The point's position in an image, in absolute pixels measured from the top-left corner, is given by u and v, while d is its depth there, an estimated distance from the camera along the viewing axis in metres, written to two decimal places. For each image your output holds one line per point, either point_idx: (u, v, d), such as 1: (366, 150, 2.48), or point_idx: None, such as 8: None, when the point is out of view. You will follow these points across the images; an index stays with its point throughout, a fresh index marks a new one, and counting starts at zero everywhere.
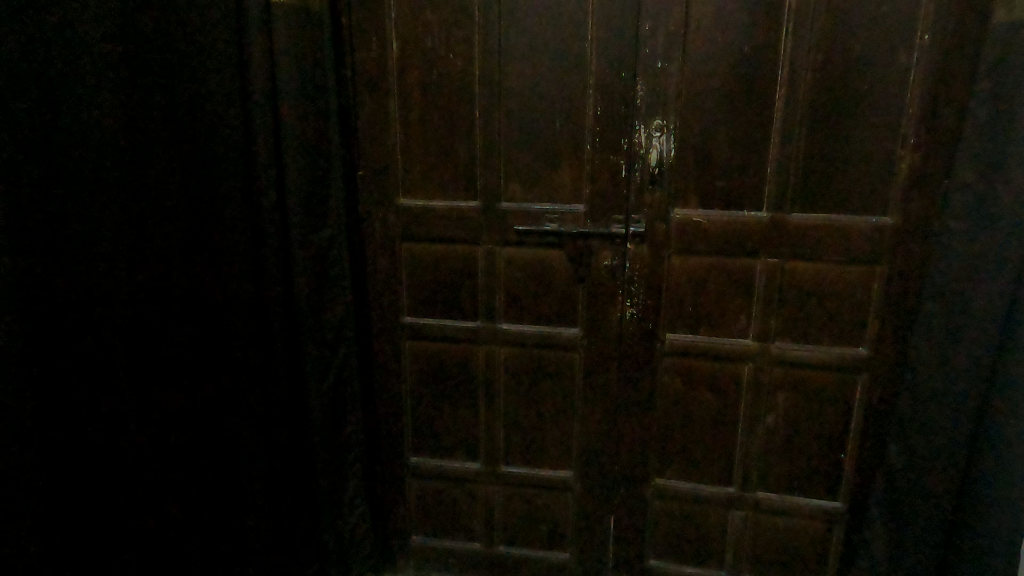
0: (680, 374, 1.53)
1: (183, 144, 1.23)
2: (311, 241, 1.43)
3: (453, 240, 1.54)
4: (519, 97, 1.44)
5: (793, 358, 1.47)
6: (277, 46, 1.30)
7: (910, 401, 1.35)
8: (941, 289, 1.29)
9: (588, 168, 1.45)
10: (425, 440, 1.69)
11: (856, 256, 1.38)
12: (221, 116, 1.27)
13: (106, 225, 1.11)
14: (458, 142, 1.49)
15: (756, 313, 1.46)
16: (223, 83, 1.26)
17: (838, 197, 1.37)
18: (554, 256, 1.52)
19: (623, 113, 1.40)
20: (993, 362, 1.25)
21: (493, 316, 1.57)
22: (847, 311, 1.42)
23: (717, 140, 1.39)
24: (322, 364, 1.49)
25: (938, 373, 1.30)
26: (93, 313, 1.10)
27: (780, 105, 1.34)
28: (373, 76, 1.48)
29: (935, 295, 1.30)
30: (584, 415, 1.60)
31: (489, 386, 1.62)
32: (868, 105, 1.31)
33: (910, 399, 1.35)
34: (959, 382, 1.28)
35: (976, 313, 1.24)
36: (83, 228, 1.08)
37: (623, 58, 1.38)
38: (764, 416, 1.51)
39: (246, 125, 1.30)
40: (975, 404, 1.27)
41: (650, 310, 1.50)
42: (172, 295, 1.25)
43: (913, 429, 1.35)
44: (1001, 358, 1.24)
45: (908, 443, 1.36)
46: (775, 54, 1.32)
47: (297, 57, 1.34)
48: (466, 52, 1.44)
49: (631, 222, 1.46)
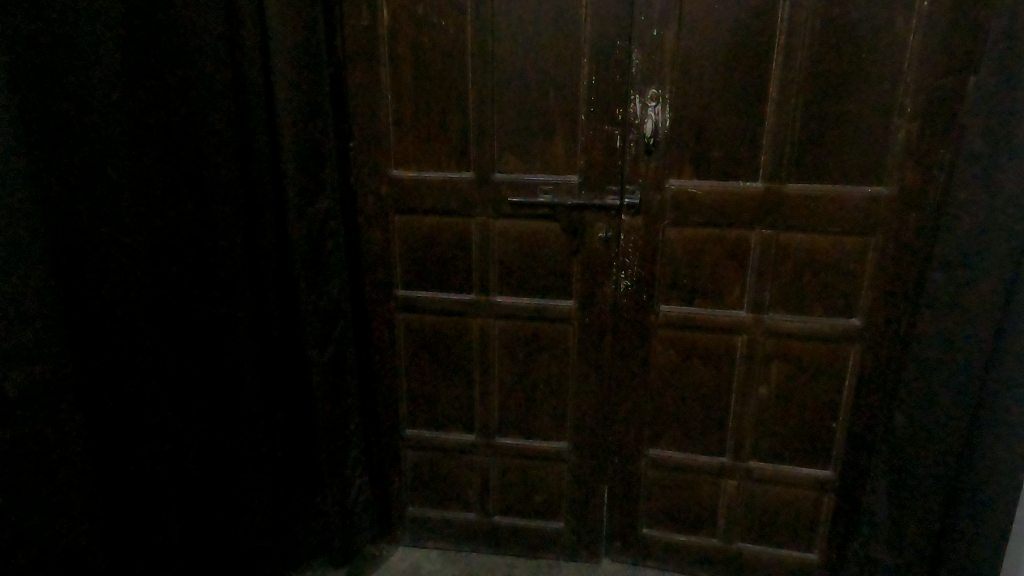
0: (673, 345, 1.54)
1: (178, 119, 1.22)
2: (301, 213, 1.42)
3: (447, 212, 1.53)
4: (513, 67, 1.42)
5: (786, 330, 1.47)
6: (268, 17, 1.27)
7: (913, 371, 1.37)
8: (945, 262, 1.30)
9: (583, 138, 1.43)
10: (421, 413, 1.70)
11: (852, 227, 1.38)
12: (215, 84, 1.25)
13: (110, 206, 1.11)
14: (452, 113, 1.47)
15: (750, 285, 1.46)
16: (213, 50, 1.24)
17: (835, 168, 1.36)
18: (548, 228, 1.50)
19: (619, 83, 1.38)
20: (995, 335, 1.26)
21: (487, 289, 1.57)
22: (840, 281, 1.42)
23: (711, 109, 1.37)
24: (317, 334, 1.50)
25: (939, 342, 1.32)
26: (98, 290, 1.11)
27: (777, 74, 1.33)
28: (364, 44, 1.44)
29: (940, 267, 1.31)
30: (579, 386, 1.61)
31: (482, 358, 1.63)
32: (865, 74, 1.30)
33: (913, 370, 1.37)
34: (961, 357, 1.29)
35: (977, 284, 1.25)
36: (96, 206, 1.09)
37: (619, 26, 1.35)
38: (757, 386, 1.53)
39: (238, 95, 1.30)
40: (977, 377, 1.28)
41: (645, 281, 1.50)
42: (171, 271, 1.25)
43: (914, 398, 1.37)
44: (1003, 329, 1.25)
45: (910, 414, 1.38)
46: (774, 22, 1.30)
47: (289, 26, 1.31)
48: (459, 20, 1.41)
49: (625, 194, 1.45)
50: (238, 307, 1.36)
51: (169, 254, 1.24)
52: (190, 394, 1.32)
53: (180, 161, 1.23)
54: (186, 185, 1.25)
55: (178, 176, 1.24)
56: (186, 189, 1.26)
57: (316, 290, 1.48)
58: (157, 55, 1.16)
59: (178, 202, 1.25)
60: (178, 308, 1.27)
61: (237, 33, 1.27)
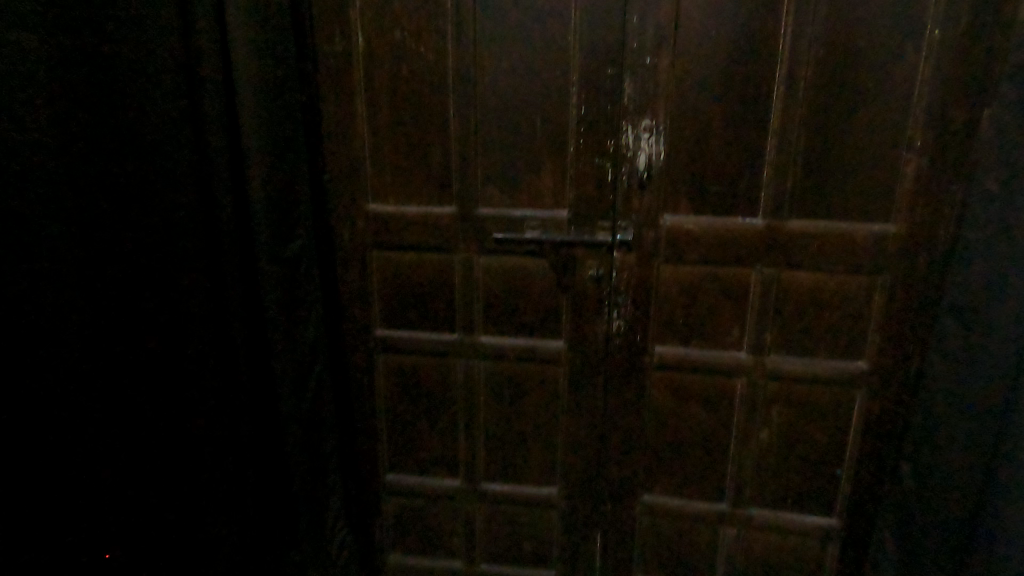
0: (669, 387, 1.46)
1: (133, 147, 1.12)
2: (275, 254, 1.31)
3: (428, 249, 1.44)
4: (497, 95, 1.33)
5: (788, 372, 1.39)
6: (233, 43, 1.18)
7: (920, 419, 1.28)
8: (954, 306, 1.21)
9: (572, 171, 1.35)
10: (403, 457, 1.60)
11: (859, 266, 1.30)
12: (168, 112, 1.14)
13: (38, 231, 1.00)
14: (433, 144, 1.38)
15: (751, 325, 1.38)
16: (167, 73, 1.13)
17: (841, 203, 1.28)
18: (536, 265, 1.41)
19: (610, 113, 1.30)
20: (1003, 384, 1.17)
21: (472, 329, 1.48)
22: (845, 322, 1.34)
23: (707, 141, 1.29)
24: (292, 383, 1.39)
25: (943, 389, 1.24)
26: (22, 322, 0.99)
27: (778, 105, 1.25)
28: (338, 72, 1.35)
29: (950, 311, 1.22)
30: (569, 430, 1.53)
31: (468, 400, 1.54)
32: (871, 105, 1.22)
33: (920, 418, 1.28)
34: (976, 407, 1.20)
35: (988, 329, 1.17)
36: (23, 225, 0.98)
37: (609, 52, 1.27)
38: (758, 430, 1.44)
39: (195, 125, 1.19)
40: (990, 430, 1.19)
41: (639, 321, 1.42)
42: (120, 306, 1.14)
43: (922, 450, 1.28)
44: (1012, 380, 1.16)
45: (917, 466, 1.29)
46: (774, 48, 1.22)
47: (257, 54, 1.21)
48: (439, 44, 1.32)
49: (617, 230, 1.36)
50: (203, 359, 1.26)
51: (120, 302, 1.14)
52: (149, 454, 1.21)
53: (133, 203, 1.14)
54: (142, 228, 1.15)
55: (129, 218, 1.14)
56: (141, 233, 1.15)
57: (292, 335, 1.38)
58: (98, 85, 1.07)
59: (132, 247, 1.15)
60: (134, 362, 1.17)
61: (193, 56, 1.16)
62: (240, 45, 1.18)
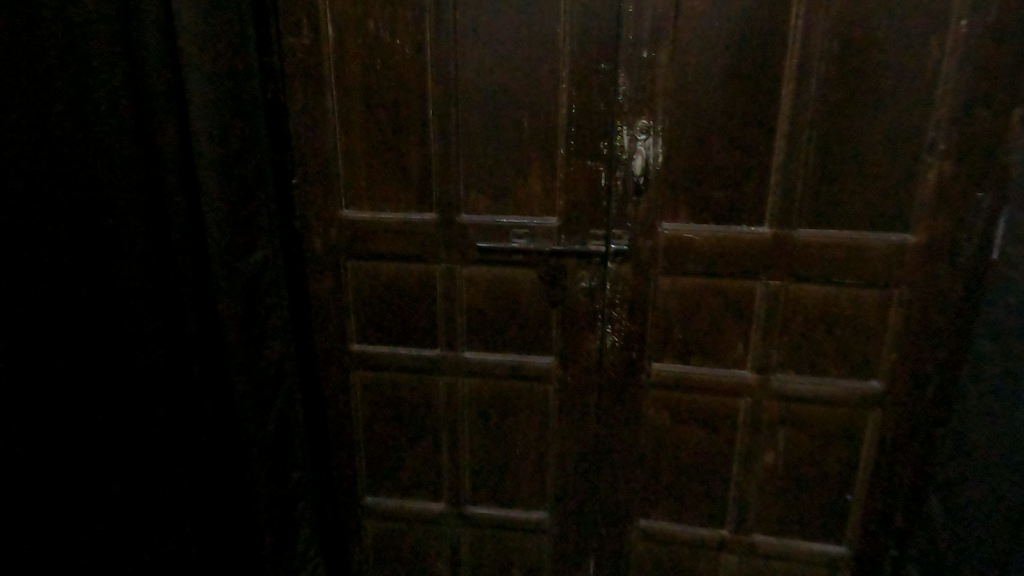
0: (667, 407, 1.35)
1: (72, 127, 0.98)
2: (238, 269, 1.19)
3: (406, 259, 1.33)
4: (480, 93, 1.22)
5: (796, 392, 1.29)
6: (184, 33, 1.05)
7: (952, 448, 1.18)
8: (991, 329, 1.10)
9: (562, 175, 1.24)
10: (382, 479, 1.50)
11: (873, 279, 1.20)
12: (111, 117, 1.02)
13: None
14: (411, 145, 1.27)
15: (755, 341, 1.28)
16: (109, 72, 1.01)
17: (855, 211, 1.17)
18: (523, 276, 1.31)
19: (604, 113, 1.19)
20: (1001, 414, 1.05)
21: (455, 344, 1.37)
22: (858, 338, 1.24)
23: (709, 143, 1.18)
24: (258, 408, 1.27)
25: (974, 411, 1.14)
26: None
27: (786, 103, 1.14)
28: (307, 67, 1.24)
29: (987, 333, 1.12)
30: (559, 452, 1.42)
31: (451, 420, 1.43)
32: (889, 105, 1.11)
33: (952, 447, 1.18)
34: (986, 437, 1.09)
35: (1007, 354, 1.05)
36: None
37: (601, 46, 1.16)
38: (762, 453, 1.34)
39: (141, 131, 1.06)
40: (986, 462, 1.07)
41: (634, 336, 1.31)
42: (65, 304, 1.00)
43: (951, 482, 1.18)
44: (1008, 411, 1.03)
45: (946, 498, 1.19)
46: (782, 42, 1.12)
47: (215, 46, 1.10)
48: (416, 37, 1.20)
49: (611, 239, 1.25)
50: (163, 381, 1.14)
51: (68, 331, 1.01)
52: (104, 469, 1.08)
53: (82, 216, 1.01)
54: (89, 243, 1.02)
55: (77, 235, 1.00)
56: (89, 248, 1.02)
57: (260, 355, 1.27)
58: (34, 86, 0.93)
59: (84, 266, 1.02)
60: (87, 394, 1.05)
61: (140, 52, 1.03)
62: (197, 36, 1.06)
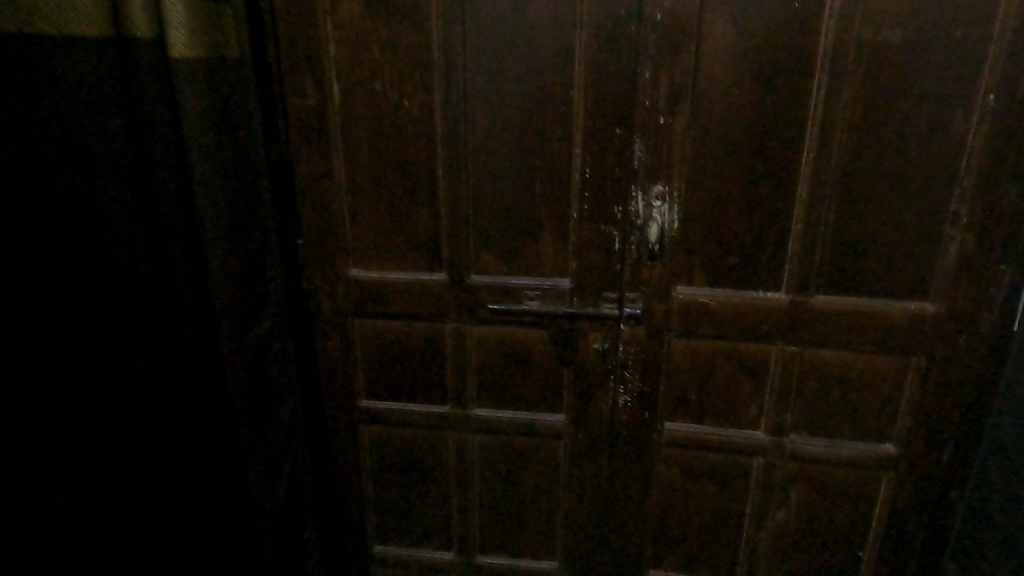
0: (679, 465, 1.34)
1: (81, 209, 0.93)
2: (250, 341, 1.15)
3: (416, 317, 1.30)
4: (490, 154, 1.19)
5: (810, 453, 1.28)
6: (196, 108, 0.97)
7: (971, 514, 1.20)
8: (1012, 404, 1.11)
9: (575, 239, 1.21)
10: (391, 529, 1.49)
11: (891, 346, 1.18)
12: (112, 195, 0.95)
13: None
14: (420, 205, 1.24)
15: (769, 403, 1.27)
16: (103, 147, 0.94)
17: (873, 279, 1.15)
18: (535, 336, 1.29)
19: (618, 178, 1.16)
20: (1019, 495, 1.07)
21: (465, 401, 1.36)
22: (874, 403, 1.23)
23: (727, 210, 1.15)
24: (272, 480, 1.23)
25: (1003, 478, 1.12)
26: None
27: (807, 172, 1.11)
28: (311, 127, 1.19)
29: (1008, 408, 1.12)
30: (570, 506, 1.41)
31: (460, 474, 1.42)
32: (913, 175, 1.09)
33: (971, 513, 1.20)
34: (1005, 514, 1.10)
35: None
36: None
37: (616, 110, 1.12)
38: (774, 511, 1.33)
39: (146, 208, 1.00)
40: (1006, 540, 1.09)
41: (646, 397, 1.30)
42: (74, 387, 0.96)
43: (968, 548, 1.20)
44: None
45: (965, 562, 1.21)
46: (803, 110, 1.09)
47: (222, 116, 1.03)
48: (424, 98, 1.16)
49: (625, 302, 1.23)
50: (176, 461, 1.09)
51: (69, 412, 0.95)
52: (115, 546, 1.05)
53: (78, 295, 0.95)
54: (86, 324, 0.96)
55: (71, 315, 0.95)
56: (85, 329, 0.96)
57: (274, 419, 1.24)
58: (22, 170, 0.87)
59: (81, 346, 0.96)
60: (88, 475, 1.00)
61: (139, 126, 0.97)
62: (209, 109, 1.00)
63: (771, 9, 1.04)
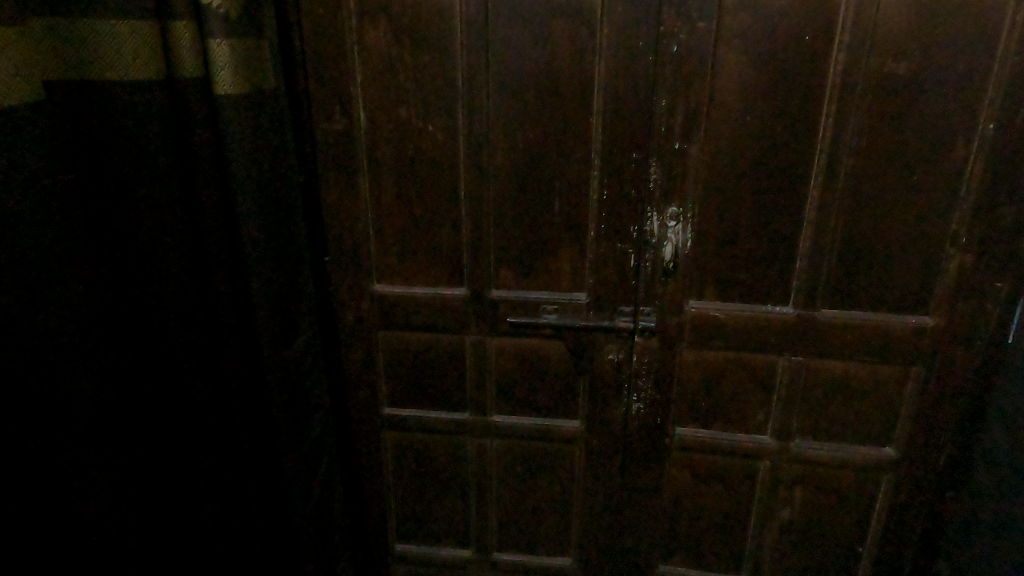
0: (689, 468, 1.40)
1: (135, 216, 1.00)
2: (288, 356, 1.21)
3: (438, 330, 1.36)
4: (511, 175, 1.23)
5: (814, 457, 1.34)
6: (237, 140, 1.02)
7: (966, 514, 1.27)
8: (1007, 413, 1.18)
9: (592, 256, 1.26)
10: (412, 529, 1.55)
11: (893, 357, 1.24)
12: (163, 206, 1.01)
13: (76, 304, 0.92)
14: (443, 224, 1.28)
15: (776, 410, 1.33)
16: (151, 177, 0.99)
17: (877, 295, 1.21)
18: (552, 347, 1.34)
19: (635, 198, 1.21)
20: (1010, 496, 1.14)
21: (484, 409, 1.41)
22: (875, 410, 1.30)
23: (738, 229, 1.21)
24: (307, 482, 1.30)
25: (994, 482, 1.20)
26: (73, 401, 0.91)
27: (816, 193, 1.17)
28: (339, 149, 1.24)
29: (1002, 416, 1.19)
30: (584, 506, 1.48)
31: (479, 477, 1.48)
32: (916, 197, 1.14)
33: (966, 512, 1.27)
34: (997, 514, 1.18)
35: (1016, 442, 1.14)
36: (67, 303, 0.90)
37: (634, 135, 1.17)
38: (779, 511, 1.40)
39: (191, 223, 1.05)
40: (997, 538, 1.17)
41: (659, 404, 1.36)
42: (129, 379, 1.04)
43: (963, 545, 1.27)
44: (1014, 494, 1.13)
45: (960, 558, 1.28)
46: (813, 137, 1.14)
47: (262, 144, 1.08)
48: (449, 122, 1.21)
49: (640, 316, 1.29)
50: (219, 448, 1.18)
51: (128, 414, 1.04)
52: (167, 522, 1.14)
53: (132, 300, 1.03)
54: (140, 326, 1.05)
55: (128, 326, 1.03)
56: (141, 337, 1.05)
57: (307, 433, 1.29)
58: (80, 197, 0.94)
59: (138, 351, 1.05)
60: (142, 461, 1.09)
61: (186, 153, 1.02)
62: (248, 139, 1.04)
63: (783, 41, 1.09)
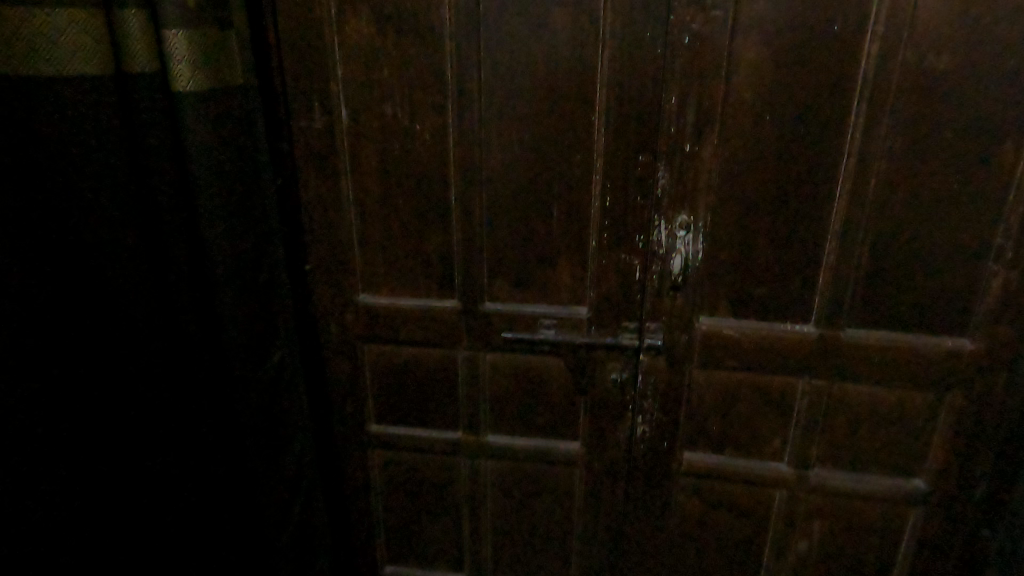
0: (698, 496, 1.30)
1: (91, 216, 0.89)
2: (262, 372, 1.12)
3: (427, 344, 1.26)
4: (505, 180, 1.13)
5: (835, 488, 1.23)
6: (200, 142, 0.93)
7: (1004, 557, 1.15)
8: None
9: (594, 267, 1.16)
10: (401, 552, 1.46)
11: (925, 382, 1.13)
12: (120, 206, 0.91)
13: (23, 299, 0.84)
14: (431, 231, 1.18)
15: (794, 437, 1.22)
16: (98, 186, 0.89)
17: (909, 314, 1.09)
18: (550, 364, 1.24)
19: (641, 206, 1.10)
20: None
21: (477, 428, 1.32)
22: (903, 438, 1.18)
23: (755, 240, 1.10)
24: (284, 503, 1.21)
25: None
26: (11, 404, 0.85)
27: (841, 202, 1.05)
28: (319, 150, 1.14)
29: None
30: (585, 534, 1.37)
31: (472, 500, 1.38)
32: (955, 207, 1.02)
33: (1004, 556, 1.15)
34: None
35: None
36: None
37: (640, 136, 1.06)
38: (796, 544, 1.29)
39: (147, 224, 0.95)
40: None
41: (666, 427, 1.25)
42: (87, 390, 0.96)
43: None
44: None
45: None
46: (840, 139, 1.02)
47: (230, 145, 0.98)
48: (437, 120, 1.11)
49: (646, 333, 1.18)
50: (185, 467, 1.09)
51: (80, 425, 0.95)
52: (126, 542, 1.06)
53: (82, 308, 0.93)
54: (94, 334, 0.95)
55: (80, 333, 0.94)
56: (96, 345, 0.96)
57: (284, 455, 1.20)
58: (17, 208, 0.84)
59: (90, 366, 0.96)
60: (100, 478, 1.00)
61: (141, 151, 0.92)
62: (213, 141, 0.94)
63: (808, 32, 0.97)
